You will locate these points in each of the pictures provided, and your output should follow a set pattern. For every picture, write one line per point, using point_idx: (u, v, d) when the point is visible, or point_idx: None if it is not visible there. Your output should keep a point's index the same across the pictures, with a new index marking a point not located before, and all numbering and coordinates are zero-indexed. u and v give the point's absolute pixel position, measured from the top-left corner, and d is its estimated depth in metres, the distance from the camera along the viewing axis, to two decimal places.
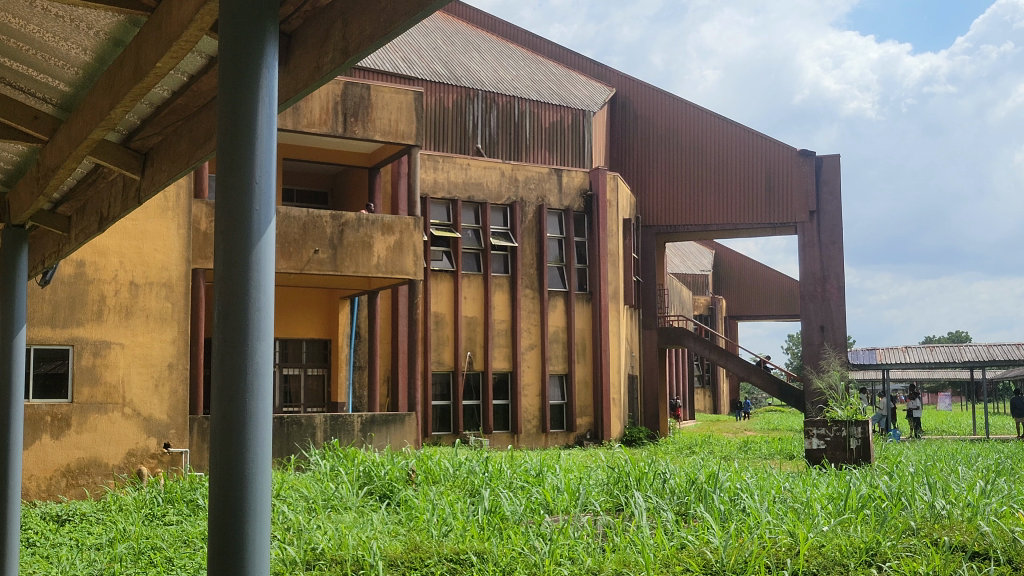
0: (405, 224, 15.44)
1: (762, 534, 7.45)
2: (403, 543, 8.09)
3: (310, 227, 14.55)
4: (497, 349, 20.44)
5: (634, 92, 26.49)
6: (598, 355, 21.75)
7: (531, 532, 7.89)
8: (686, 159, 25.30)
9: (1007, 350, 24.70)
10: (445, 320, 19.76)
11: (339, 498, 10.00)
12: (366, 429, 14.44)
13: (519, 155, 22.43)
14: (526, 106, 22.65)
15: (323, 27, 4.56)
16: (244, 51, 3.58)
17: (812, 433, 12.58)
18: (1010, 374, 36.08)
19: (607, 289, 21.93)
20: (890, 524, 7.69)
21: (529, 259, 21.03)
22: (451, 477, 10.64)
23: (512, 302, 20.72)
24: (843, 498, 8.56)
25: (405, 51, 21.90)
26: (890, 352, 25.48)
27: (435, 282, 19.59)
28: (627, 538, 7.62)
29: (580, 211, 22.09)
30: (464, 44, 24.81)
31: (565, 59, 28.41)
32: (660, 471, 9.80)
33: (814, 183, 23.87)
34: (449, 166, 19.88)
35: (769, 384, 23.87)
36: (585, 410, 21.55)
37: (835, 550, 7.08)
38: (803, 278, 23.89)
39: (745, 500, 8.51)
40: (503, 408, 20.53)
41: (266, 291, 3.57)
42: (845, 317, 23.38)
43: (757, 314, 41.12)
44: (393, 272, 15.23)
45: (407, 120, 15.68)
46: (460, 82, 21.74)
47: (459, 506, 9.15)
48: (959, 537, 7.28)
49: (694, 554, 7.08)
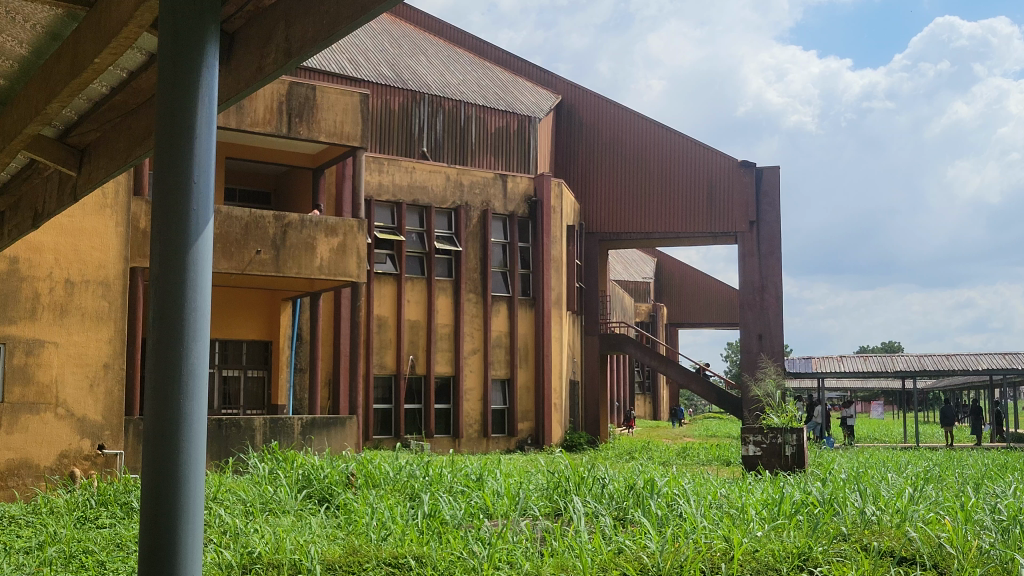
0: (348, 226, 15.38)
1: (697, 539, 7.54)
2: (341, 547, 8.08)
3: (252, 227, 14.39)
4: (440, 353, 20.42)
5: (580, 100, 26.60)
6: (540, 360, 21.86)
7: (470, 536, 7.91)
8: (630, 167, 25.53)
9: (937, 360, 25.34)
10: (388, 323, 19.69)
11: (278, 502, 9.92)
12: (306, 433, 14.34)
13: (464, 160, 22.47)
14: (472, 111, 22.71)
15: (265, 28, 4.56)
16: (185, 52, 3.62)
17: (748, 440, 12.77)
18: (940, 384, 37.02)
19: (550, 294, 22.05)
20: (821, 530, 7.84)
21: (473, 264, 21.04)
22: (391, 481, 10.58)
23: (455, 307, 20.72)
24: (776, 504, 8.73)
25: (351, 52, 21.78)
26: (826, 360, 25.99)
27: (378, 285, 19.51)
28: (566, 542, 7.66)
29: (525, 216, 22.17)
30: (411, 47, 24.75)
31: (511, 65, 28.39)
32: (600, 477, 9.88)
33: (754, 193, 24.29)
34: (394, 169, 19.83)
35: (708, 391, 24.18)
36: (526, 415, 21.64)
37: (768, 555, 7.23)
38: (742, 287, 24.22)
39: (681, 505, 8.61)
40: (444, 413, 20.50)
41: (203, 291, 3.64)
42: (782, 326, 23.81)
43: (698, 321, 41.63)
44: (337, 274, 15.17)
45: (353, 122, 15.62)
46: (406, 85, 21.70)
47: (398, 510, 9.15)
48: (888, 542, 7.49)
49: (631, 558, 7.15)
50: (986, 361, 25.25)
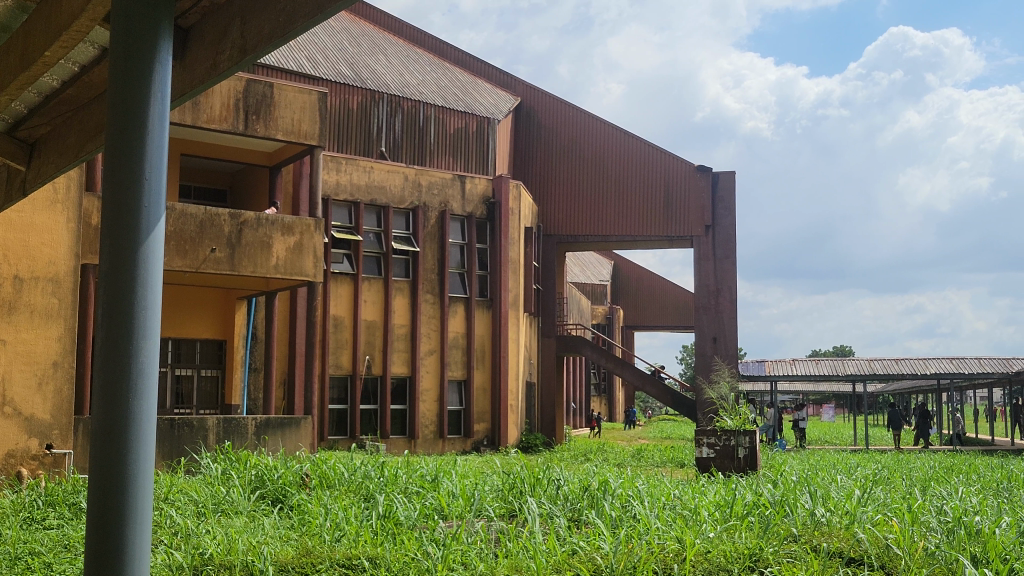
0: (305, 225, 15.27)
1: (650, 540, 7.60)
2: (294, 548, 8.02)
3: (207, 225, 14.21)
4: (396, 353, 20.35)
5: (539, 102, 26.64)
6: (497, 361, 21.87)
7: (424, 537, 7.91)
8: (588, 170, 25.66)
9: (887, 364, 25.75)
10: (344, 323, 19.58)
11: (230, 502, 9.83)
12: (260, 433, 14.22)
13: (423, 160, 22.42)
14: (431, 111, 22.67)
15: (219, 24, 4.55)
16: (137, 46, 3.62)
17: (702, 442, 12.87)
18: (890, 389, 37.61)
19: (507, 296, 22.08)
20: (772, 531, 7.92)
21: (431, 264, 20.99)
22: (346, 482, 10.52)
23: (412, 307, 20.66)
24: (728, 506, 8.83)
25: (309, 50, 21.61)
26: (778, 364, 26.32)
27: (335, 284, 19.39)
28: (520, 543, 7.67)
29: (483, 218, 22.17)
30: (370, 46, 24.62)
31: (471, 66, 28.31)
32: (555, 478, 9.93)
33: (709, 197, 24.54)
34: (352, 168, 19.72)
35: (662, 393, 24.37)
36: (482, 416, 21.64)
37: (719, 555, 7.30)
38: (697, 290, 24.43)
39: (634, 506, 8.68)
40: (400, 414, 20.43)
41: (154, 289, 3.63)
42: (736, 330, 24.07)
43: (653, 324, 41.95)
44: (293, 274, 15.06)
45: (310, 120, 15.52)
46: (365, 84, 21.60)
47: (352, 511, 9.09)
48: (837, 543, 7.61)
49: (585, 559, 7.21)
50: (934, 366, 25.74)
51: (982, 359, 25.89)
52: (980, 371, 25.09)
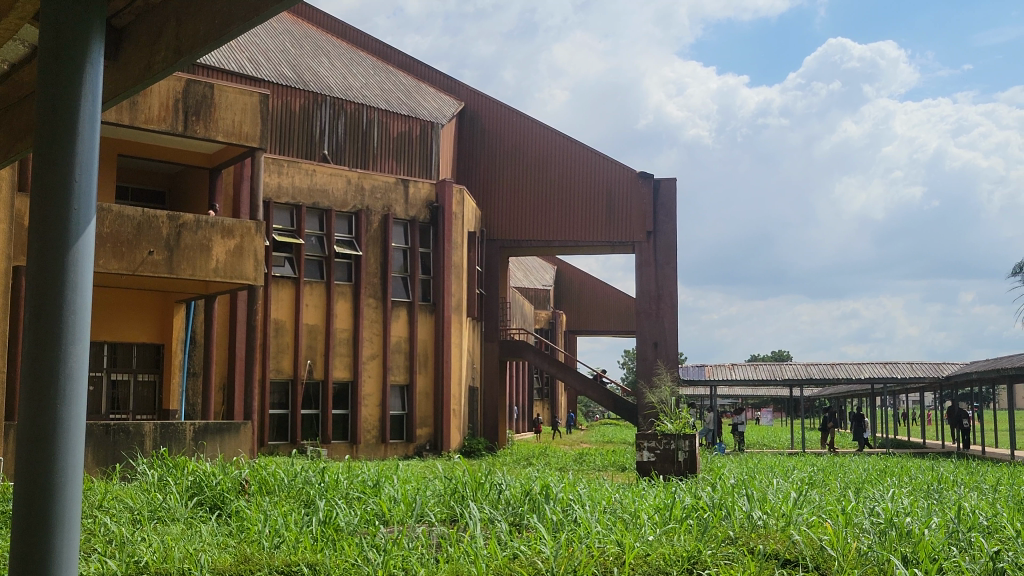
0: (245, 227, 15.11)
1: (590, 544, 7.65)
2: (233, 555, 7.92)
3: (145, 227, 13.97)
4: (338, 358, 20.22)
5: (482, 107, 26.66)
6: (440, 366, 21.82)
7: (365, 542, 7.88)
8: (531, 175, 25.76)
9: (823, 369, 26.22)
10: (285, 327, 19.38)
11: (166, 509, 9.68)
12: (198, 438, 14.02)
13: (366, 164, 22.32)
14: (374, 115, 22.56)
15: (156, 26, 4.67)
16: (68, 50, 3.83)
17: (642, 445, 12.94)
18: (826, 392, 38.27)
19: (450, 300, 22.02)
20: (710, 533, 8.03)
21: (373, 268, 20.89)
22: (286, 488, 10.42)
23: (354, 311, 20.53)
24: (667, 509, 8.92)
25: (250, 51, 21.35)
26: (718, 368, 26.64)
27: (276, 288, 19.20)
28: (461, 548, 7.67)
29: (426, 222, 22.11)
30: (313, 48, 24.43)
31: (415, 70, 28.13)
32: (496, 482, 9.93)
33: (651, 204, 24.79)
34: (294, 171, 19.54)
35: (604, 398, 24.53)
36: (425, 421, 21.56)
37: (659, 558, 7.37)
38: (639, 295, 24.65)
39: (575, 510, 8.73)
40: (342, 419, 20.29)
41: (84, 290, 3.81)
42: (676, 335, 24.35)
43: (596, 329, 42.25)
44: (233, 277, 14.87)
45: (252, 122, 15.36)
46: (308, 86, 21.42)
47: (293, 517, 9.01)
48: (773, 545, 7.72)
49: (526, 564, 7.23)
50: (869, 370, 26.29)
51: (914, 364, 26.56)
52: (912, 375, 25.71)
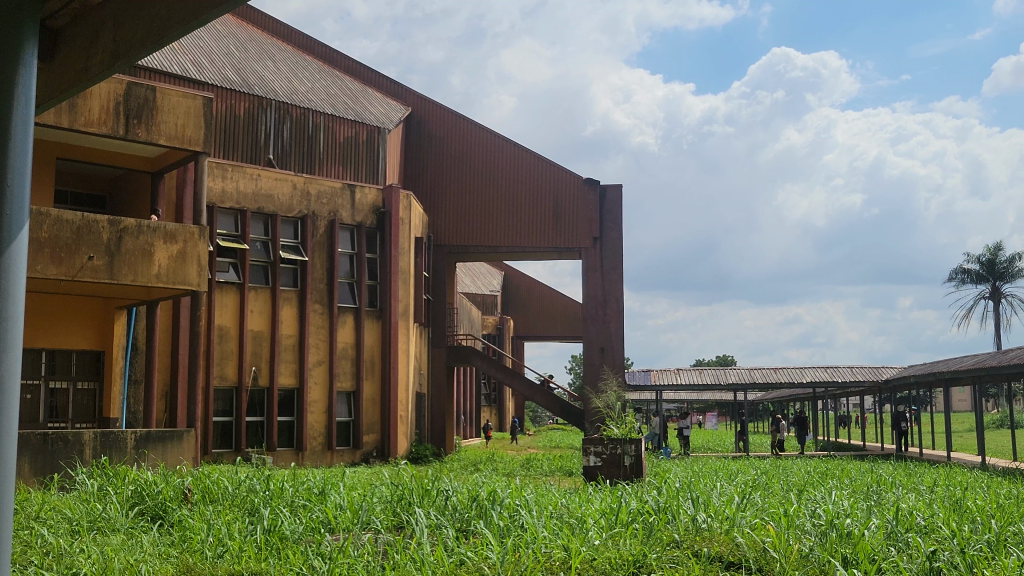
0: (188, 232, 14.91)
1: (536, 549, 7.66)
2: (174, 565, 7.82)
3: (85, 231, 13.70)
4: (284, 364, 20.01)
5: (428, 112, 26.54)
6: (387, 372, 21.71)
7: (310, 550, 7.81)
8: (479, 181, 25.77)
9: (767, 373, 26.60)
10: (230, 333, 19.14)
11: (106, 519, 9.50)
12: (139, 446, 13.78)
13: (312, 169, 22.16)
14: (320, 119, 22.41)
15: (99, 21, 5.21)
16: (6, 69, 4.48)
17: (589, 450, 13.02)
18: (770, 396, 38.82)
19: (397, 306, 21.91)
20: (655, 537, 8.11)
21: (319, 273, 20.72)
22: (229, 496, 10.29)
23: (299, 317, 20.34)
24: (614, 513, 8.97)
25: (194, 54, 21.06)
26: (664, 372, 26.94)
27: (219, 293, 18.94)
28: (408, 555, 7.64)
29: (372, 227, 21.98)
30: (258, 52, 24.17)
31: (362, 74, 27.78)
32: (443, 489, 9.89)
33: (597, 210, 25.03)
34: (238, 175, 19.32)
35: (551, 403, 24.62)
36: (372, 427, 21.43)
37: (605, 562, 7.41)
38: (585, 301, 24.80)
39: (522, 515, 8.74)
40: (287, 426, 20.08)
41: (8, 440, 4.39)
42: (623, 340, 24.55)
43: (543, 334, 42.38)
44: (175, 283, 14.65)
45: (195, 126, 15.17)
46: (253, 89, 21.19)
47: (236, 526, 8.90)
48: (717, 548, 7.81)
49: (472, 569, 7.24)
50: (810, 374, 26.74)
51: (854, 367, 27.09)
52: (853, 379, 26.20)
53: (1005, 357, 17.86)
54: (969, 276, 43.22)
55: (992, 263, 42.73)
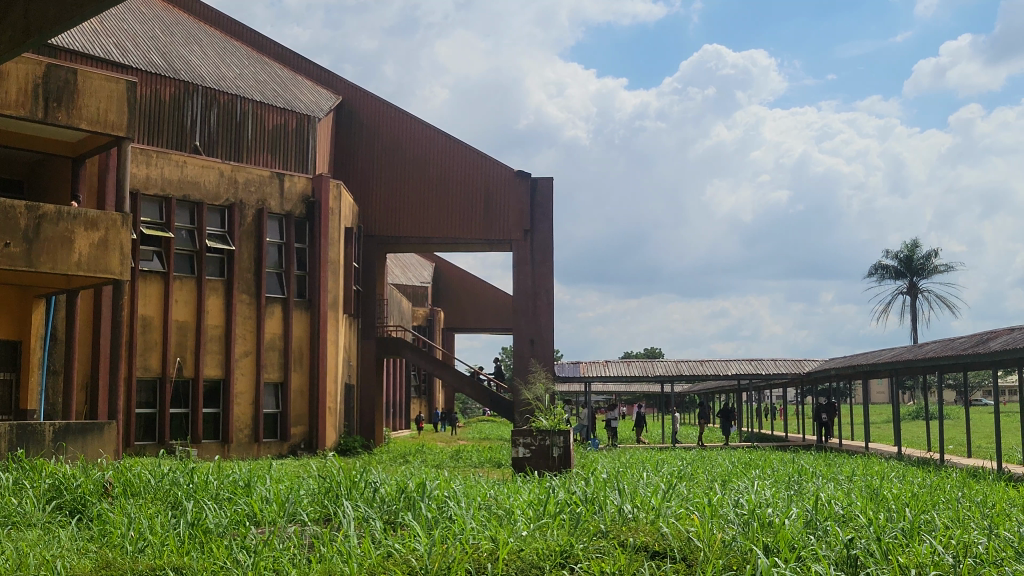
0: (111, 220, 14.54)
1: (464, 541, 7.66)
2: (93, 560, 7.64)
3: (1, 218, 13.26)
4: (209, 355, 19.68)
5: (359, 101, 26.23)
6: (315, 363, 21.51)
7: (235, 543, 7.72)
8: (410, 172, 25.63)
9: (693, 365, 26.99)
10: (153, 323, 18.74)
11: (22, 514, 9.24)
12: (58, 439, 13.41)
13: (239, 157, 21.78)
14: (248, 106, 22.02)
15: None
16: None
17: (518, 442, 13.08)
18: (696, 389, 39.39)
19: (326, 296, 21.70)
20: (582, 527, 8.17)
21: (246, 263, 20.41)
22: (152, 490, 10.09)
23: (226, 307, 19.99)
24: (542, 504, 9.03)
25: (117, 36, 20.51)
26: (592, 365, 26.82)
27: (143, 283, 18.52)
28: (334, 548, 7.58)
29: (302, 217, 21.71)
30: (184, 36, 23.63)
31: (291, 62, 27.27)
32: (371, 480, 9.84)
33: (528, 203, 25.18)
34: (163, 162, 18.90)
35: (481, 394, 24.65)
36: (300, 419, 21.21)
37: (533, 553, 7.45)
38: (516, 294, 24.93)
39: (450, 507, 8.73)
40: (213, 417, 19.76)
41: None
42: (552, 333, 24.74)
43: (474, 326, 42.37)
44: (96, 271, 14.29)
45: (118, 110, 14.80)
46: (179, 75, 20.71)
47: (158, 520, 8.73)
48: (643, 538, 7.89)
49: (399, 562, 7.20)
50: (735, 367, 27.21)
51: (778, 360, 27.65)
52: (776, 372, 26.76)
53: (922, 350, 18.42)
54: (888, 272, 44.41)
55: (910, 259, 43.92)
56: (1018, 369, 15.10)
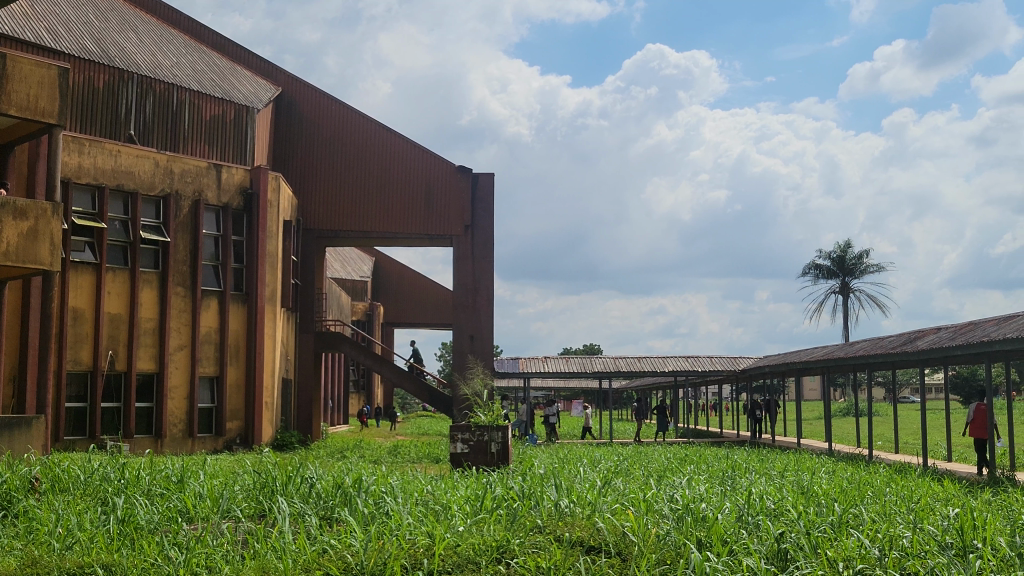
0: (41, 209, 14.18)
1: (400, 536, 7.65)
2: (19, 558, 7.46)
3: None
4: (142, 349, 19.31)
5: (298, 92, 25.90)
6: (252, 358, 21.23)
7: (166, 540, 7.60)
8: (350, 165, 25.43)
9: (631, 362, 27.22)
10: (85, 316, 18.34)
11: None
12: None
13: (175, 147, 21.38)
14: (185, 96, 21.65)
15: None
16: None
17: (456, 437, 13.06)
18: (635, 385, 39.70)
19: (263, 290, 21.42)
20: (518, 523, 8.20)
21: (182, 255, 20.04)
22: (81, 486, 9.90)
23: (160, 300, 19.63)
24: (479, 499, 9.03)
25: (49, 20, 19.97)
26: (531, 361, 26.89)
27: (74, 274, 18.10)
28: (268, 543, 7.50)
29: (239, 209, 21.41)
30: (119, 23, 23.10)
31: (230, 52, 26.88)
32: (307, 475, 9.75)
33: (468, 198, 25.17)
34: (96, 151, 18.51)
35: (420, 390, 24.56)
36: (235, 414, 20.93)
37: (469, 548, 7.45)
38: (456, 289, 24.91)
39: (387, 503, 8.68)
40: (145, 412, 19.39)
41: None
42: (492, 328, 24.79)
43: (413, 321, 42.18)
44: (25, 261, 13.93)
45: (49, 97, 14.42)
46: (113, 62, 20.25)
47: (87, 516, 8.56)
48: (578, 532, 7.94)
49: (334, 559, 7.13)
50: (672, 364, 27.49)
51: (714, 357, 28.06)
52: (711, 369, 27.10)
53: (852, 348, 18.81)
54: (822, 272, 45.28)
55: (842, 260, 44.82)
56: (942, 367, 15.53)
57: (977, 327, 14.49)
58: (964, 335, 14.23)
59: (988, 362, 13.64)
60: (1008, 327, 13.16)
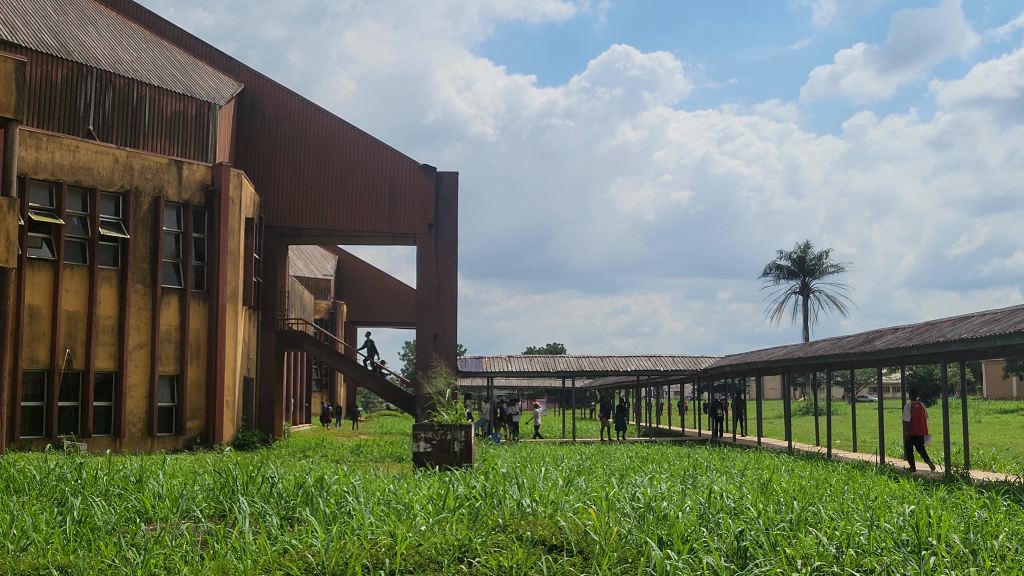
0: None
1: (362, 535, 7.61)
2: None
3: None
4: (101, 347, 19.05)
5: (261, 88, 25.67)
6: (212, 356, 21.02)
7: (124, 541, 7.50)
8: (313, 162, 25.27)
9: (595, 361, 27.30)
10: (41, 313, 18.05)
11: None
12: None
13: (135, 143, 21.12)
14: (146, 91, 21.40)
15: None
16: None
17: (419, 436, 13.04)
18: (598, 384, 39.84)
19: (225, 288, 21.22)
20: (481, 521, 8.20)
21: (141, 253, 19.79)
22: (37, 486, 9.75)
23: (119, 297, 19.37)
24: (441, 498, 8.99)
25: (6, 13, 19.61)
26: (494, 360, 26.86)
27: (31, 271, 17.81)
28: (229, 544, 7.43)
29: (200, 206, 21.20)
30: (79, 16, 22.76)
31: (192, 48, 26.60)
32: (268, 475, 9.67)
33: (433, 197, 25.09)
34: (54, 146, 18.24)
35: (383, 388, 24.45)
36: (195, 413, 20.71)
37: (431, 548, 7.43)
38: (419, 287, 24.86)
39: (349, 502, 8.63)
40: (103, 411, 19.12)
41: None
42: (455, 327, 24.75)
43: (376, 321, 42.01)
44: None
45: (6, 90, 14.17)
46: (72, 56, 19.95)
47: (43, 517, 8.44)
48: (540, 531, 7.96)
49: (295, 559, 7.09)
50: (635, 363, 27.60)
51: (676, 357, 28.22)
52: (673, 369, 27.23)
53: (812, 348, 19.01)
54: (782, 272, 45.72)
55: (802, 260, 45.29)
56: (899, 367, 15.76)
57: (933, 327, 14.71)
58: (921, 335, 14.45)
59: (943, 362, 13.87)
60: (964, 327, 13.38)
